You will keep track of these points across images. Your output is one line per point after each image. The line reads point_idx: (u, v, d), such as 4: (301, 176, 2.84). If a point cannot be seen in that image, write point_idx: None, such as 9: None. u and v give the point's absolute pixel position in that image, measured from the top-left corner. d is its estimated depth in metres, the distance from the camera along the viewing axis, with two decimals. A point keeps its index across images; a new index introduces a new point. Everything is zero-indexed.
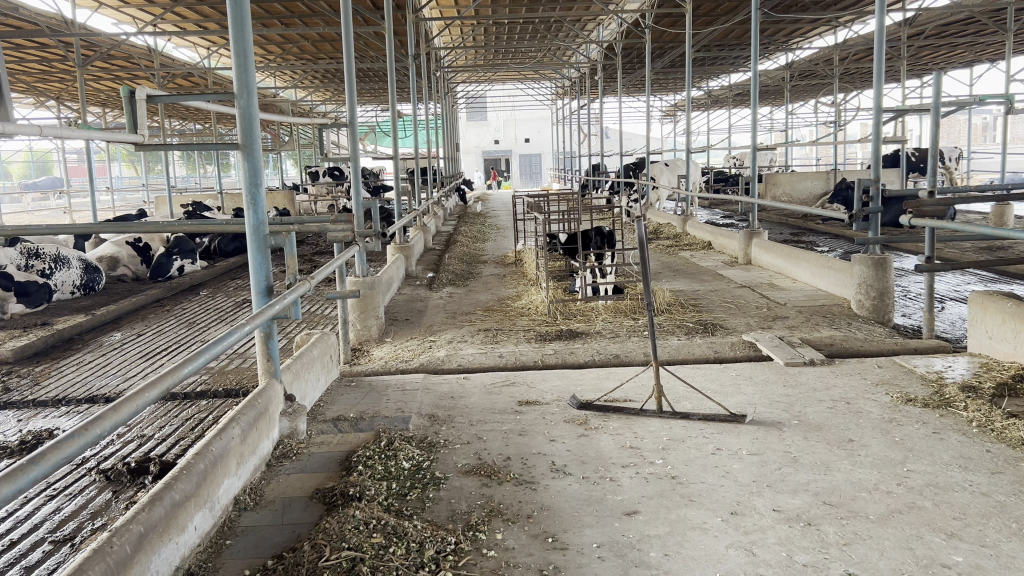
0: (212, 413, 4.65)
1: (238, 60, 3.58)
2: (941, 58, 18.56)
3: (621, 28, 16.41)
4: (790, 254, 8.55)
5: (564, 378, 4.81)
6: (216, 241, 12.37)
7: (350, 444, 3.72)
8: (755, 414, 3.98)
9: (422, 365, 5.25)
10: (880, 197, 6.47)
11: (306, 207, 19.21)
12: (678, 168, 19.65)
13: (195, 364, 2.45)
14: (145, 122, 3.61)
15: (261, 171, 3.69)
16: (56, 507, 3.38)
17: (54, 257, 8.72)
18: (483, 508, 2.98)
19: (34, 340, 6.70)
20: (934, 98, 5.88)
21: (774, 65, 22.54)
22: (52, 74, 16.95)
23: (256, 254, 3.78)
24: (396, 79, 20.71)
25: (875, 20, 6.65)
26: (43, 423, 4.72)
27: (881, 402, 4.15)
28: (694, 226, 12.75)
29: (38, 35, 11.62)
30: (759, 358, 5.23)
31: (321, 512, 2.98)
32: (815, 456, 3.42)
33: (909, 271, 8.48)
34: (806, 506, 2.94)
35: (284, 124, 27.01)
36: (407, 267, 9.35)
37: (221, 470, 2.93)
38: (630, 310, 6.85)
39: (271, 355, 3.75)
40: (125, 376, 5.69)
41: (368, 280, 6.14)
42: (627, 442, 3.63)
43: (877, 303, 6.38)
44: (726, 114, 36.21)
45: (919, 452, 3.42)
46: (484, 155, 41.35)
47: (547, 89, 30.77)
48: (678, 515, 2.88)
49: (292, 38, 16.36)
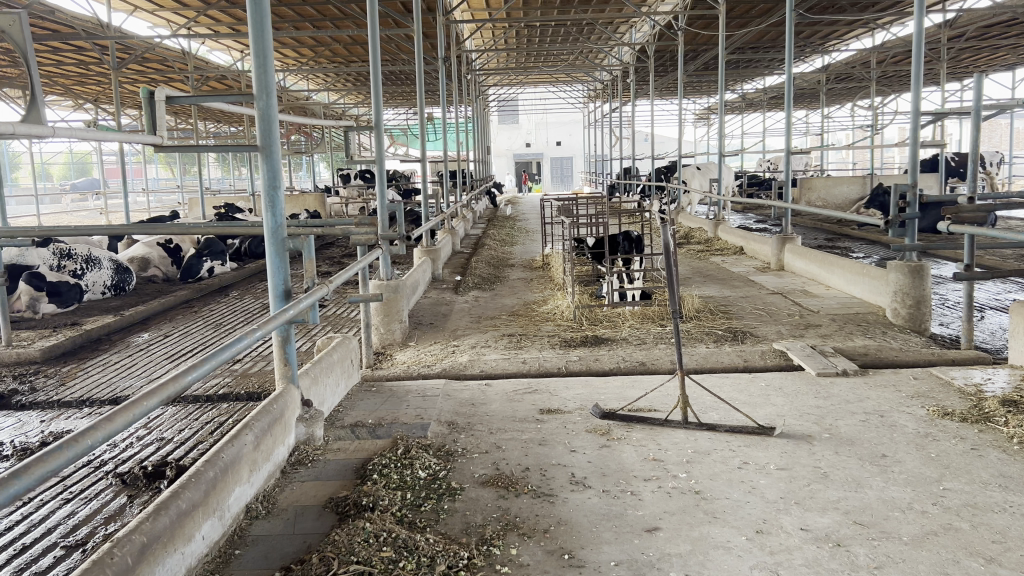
0: (232, 416, 4.62)
1: (258, 60, 3.53)
2: (982, 60, 18.15)
3: (653, 30, 16.28)
4: (824, 261, 8.36)
5: (587, 386, 4.71)
6: (246, 242, 12.44)
7: (366, 451, 3.66)
8: (784, 426, 3.85)
9: (444, 370, 5.18)
10: (917, 203, 6.27)
11: (337, 209, 19.29)
12: (710, 172, 19.44)
13: (199, 372, 2.37)
14: (164, 123, 3.57)
15: (280, 173, 3.65)
16: (71, 511, 3.34)
17: (86, 258, 8.80)
18: (498, 521, 2.89)
19: (62, 340, 6.74)
20: (976, 101, 5.66)
21: (809, 67, 22.21)
22: (89, 78, 17.31)
23: (274, 257, 3.72)
24: (427, 81, 20.76)
25: (915, 21, 6.44)
26: (65, 425, 4.72)
27: (916, 415, 4.00)
28: (726, 231, 12.58)
29: (72, 38, 11.74)
30: (790, 367, 5.08)
31: (333, 522, 2.91)
32: (846, 472, 3.28)
33: (947, 279, 8.24)
34: (834, 525, 2.81)
35: (317, 129, 27.23)
36: (434, 271, 9.31)
37: (232, 477, 2.87)
38: (659, 316, 6.71)
39: (288, 359, 3.67)
40: (149, 377, 5.68)
41: (392, 284, 6.09)
42: (651, 454, 3.52)
43: (913, 311, 6.20)
44: (761, 119, 35.83)
45: (956, 469, 3.27)
46: (516, 159, 41.31)
47: (579, 92, 30.61)
48: (700, 533, 2.77)
49: (323, 41, 16.46)
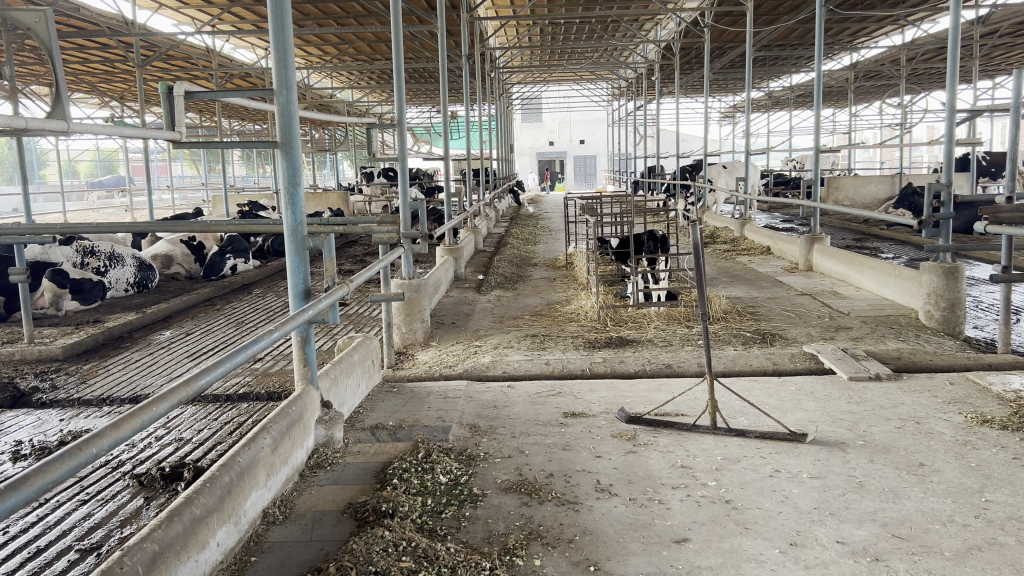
0: (251, 417, 4.56)
1: (279, 53, 3.46)
2: (1014, 57, 17.83)
3: (678, 27, 16.10)
4: (854, 261, 8.19)
5: (613, 389, 4.60)
6: (269, 240, 12.43)
7: (387, 455, 3.58)
8: (815, 432, 3.72)
9: (466, 371, 5.10)
10: (950, 203, 6.09)
11: (360, 207, 19.32)
12: (736, 170, 19.23)
13: (214, 374, 2.28)
14: (184, 119, 3.53)
15: (300, 169, 3.57)
16: (87, 513, 3.30)
17: (109, 255, 8.83)
18: (521, 529, 2.81)
19: (84, 337, 6.73)
20: (1015, 98, 5.47)
21: (838, 65, 21.91)
22: (114, 75, 17.42)
23: (294, 256, 3.66)
24: (451, 79, 20.71)
25: (951, 16, 6.25)
26: (84, 424, 4.69)
27: (953, 422, 3.86)
28: (752, 231, 12.42)
29: (97, 35, 11.78)
30: (820, 370, 4.96)
31: (352, 528, 2.84)
32: (883, 481, 3.16)
33: (982, 280, 8.04)
34: (873, 538, 2.69)
35: (341, 125, 27.22)
36: (457, 270, 9.24)
37: (249, 482, 2.81)
38: (685, 317, 6.58)
39: (308, 360, 3.59)
40: (170, 376, 5.64)
41: (414, 283, 6.03)
42: (679, 461, 3.42)
43: (947, 314, 6.03)
44: (787, 117, 35.50)
45: (998, 480, 3.13)
46: (539, 157, 41.14)
47: (603, 89, 30.47)
48: (732, 545, 2.66)
49: (347, 39, 16.43)
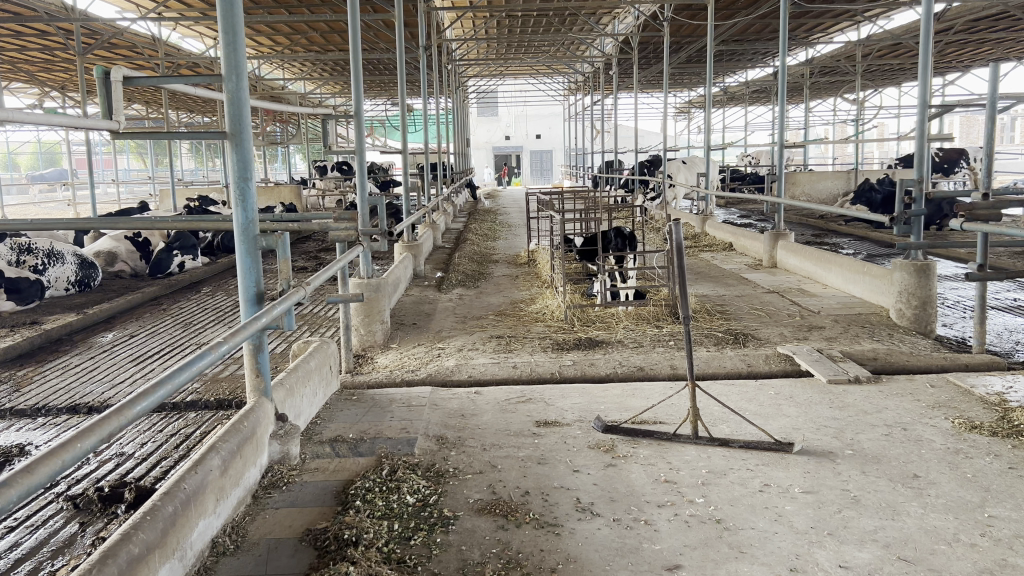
0: (199, 428, 4.24)
1: (228, 36, 3.15)
2: (965, 54, 18.11)
3: (637, 21, 16.05)
4: (820, 258, 8.10)
5: (585, 394, 4.38)
6: (219, 236, 12.00)
7: (348, 472, 3.31)
8: (803, 441, 3.54)
9: (429, 376, 4.84)
10: (922, 199, 5.95)
11: (313, 202, 18.84)
12: (694, 165, 19.20)
13: (150, 400, 1.95)
14: (121, 106, 3.19)
15: (251, 162, 3.27)
16: (14, 542, 2.98)
17: (47, 252, 8.36)
18: (498, 558, 2.56)
19: (20, 341, 6.31)
20: (991, 92, 5.34)
21: (794, 61, 22.07)
22: (56, 64, 16.78)
23: (245, 257, 3.36)
24: (405, 70, 20.41)
25: (924, 8, 6.09)
26: (16, 437, 4.33)
27: (941, 428, 3.70)
28: (714, 227, 12.33)
29: (35, 20, 11.28)
30: (797, 372, 4.80)
31: (311, 561, 2.56)
32: (878, 496, 2.98)
33: (948, 278, 7.99)
34: (877, 561, 2.50)
35: (293, 118, 26.66)
36: (415, 266, 8.97)
37: (195, 511, 2.51)
38: (654, 316, 6.43)
39: (261, 369, 3.30)
40: (113, 383, 5.27)
41: (373, 283, 5.73)
42: (662, 475, 3.21)
43: (918, 312, 5.92)
44: (743, 113, 35.74)
45: (998, 493, 2.98)
46: (495, 151, 41.22)
47: (560, 86, 30.37)
48: (728, 571, 2.46)
49: (300, 28, 15.98)
